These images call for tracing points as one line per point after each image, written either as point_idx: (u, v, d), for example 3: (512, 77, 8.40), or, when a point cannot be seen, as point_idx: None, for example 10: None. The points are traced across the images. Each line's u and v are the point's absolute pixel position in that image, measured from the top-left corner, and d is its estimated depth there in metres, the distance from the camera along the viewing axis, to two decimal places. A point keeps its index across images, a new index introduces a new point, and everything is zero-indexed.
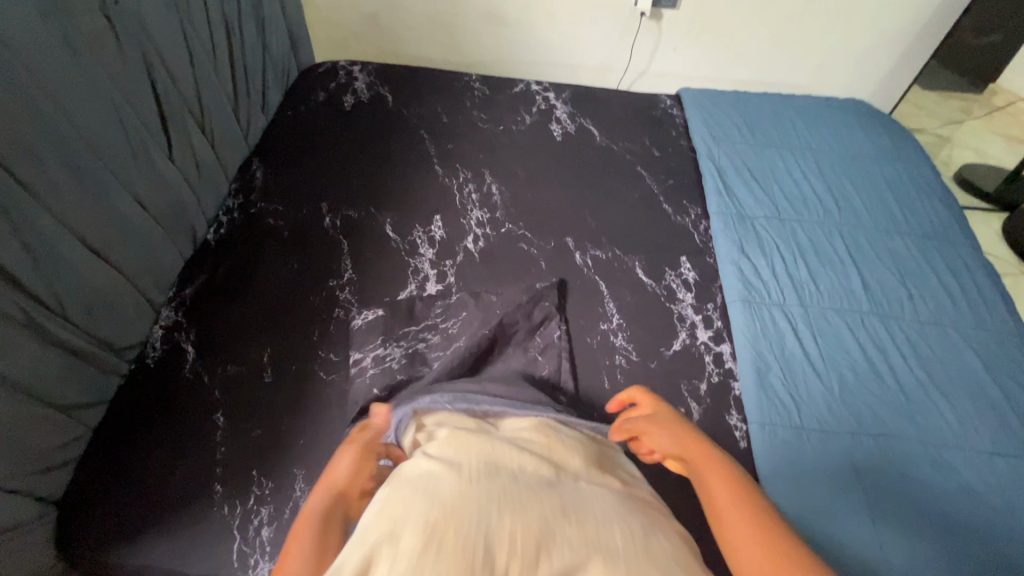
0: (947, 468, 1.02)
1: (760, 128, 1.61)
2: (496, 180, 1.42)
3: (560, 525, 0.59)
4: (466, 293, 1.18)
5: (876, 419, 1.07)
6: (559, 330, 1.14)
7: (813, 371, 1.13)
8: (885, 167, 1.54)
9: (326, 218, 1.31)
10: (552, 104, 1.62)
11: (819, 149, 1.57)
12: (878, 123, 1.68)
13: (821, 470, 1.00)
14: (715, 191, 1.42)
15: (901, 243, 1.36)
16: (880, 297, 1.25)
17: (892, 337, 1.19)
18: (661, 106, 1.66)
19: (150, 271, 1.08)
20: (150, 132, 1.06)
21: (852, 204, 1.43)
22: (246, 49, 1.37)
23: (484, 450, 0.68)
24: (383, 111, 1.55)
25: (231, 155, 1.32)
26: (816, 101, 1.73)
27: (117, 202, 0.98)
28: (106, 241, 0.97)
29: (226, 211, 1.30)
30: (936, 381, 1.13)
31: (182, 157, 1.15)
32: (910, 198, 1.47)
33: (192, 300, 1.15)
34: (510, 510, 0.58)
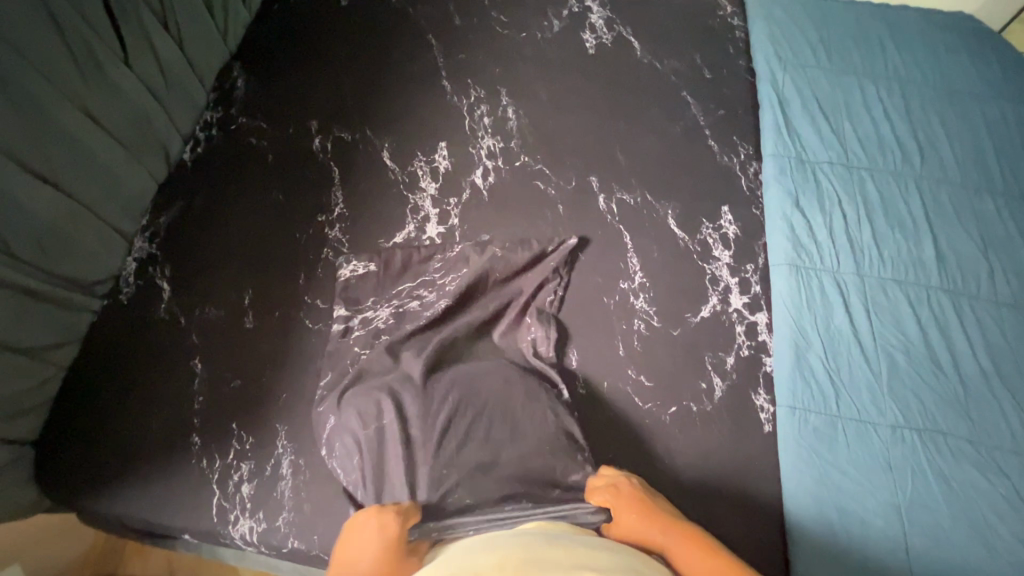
0: (999, 472, 0.90)
1: (838, 47, 1.33)
2: (512, 101, 1.21)
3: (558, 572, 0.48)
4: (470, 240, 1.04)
5: (924, 411, 0.94)
6: (553, 295, 0.99)
7: (861, 353, 0.99)
8: (987, 104, 1.27)
9: (316, 140, 1.14)
10: (587, 6, 1.35)
11: (908, 79, 1.29)
12: (987, 47, 1.37)
13: (851, 465, 0.90)
14: (773, 128, 1.19)
15: (990, 204, 1.14)
16: (954, 268, 1.07)
17: (959, 317, 1.02)
18: (720, 14, 1.37)
19: (115, 198, 0.96)
20: (95, 31, 0.89)
21: (938, 151, 1.19)
22: None
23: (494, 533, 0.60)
24: (385, 8, 1.31)
25: (205, 58, 1.14)
26: (914, 14, 1.40)
27: (61, 120, 0.84)
28: (50, 163, 0.83)
29: (203, 125, 1.14)
30: (1002, 372, 0.98)
31: (142, 62, 0.98)
32: (1011, 145, 1.22)
33: (167, 230, 1.04)
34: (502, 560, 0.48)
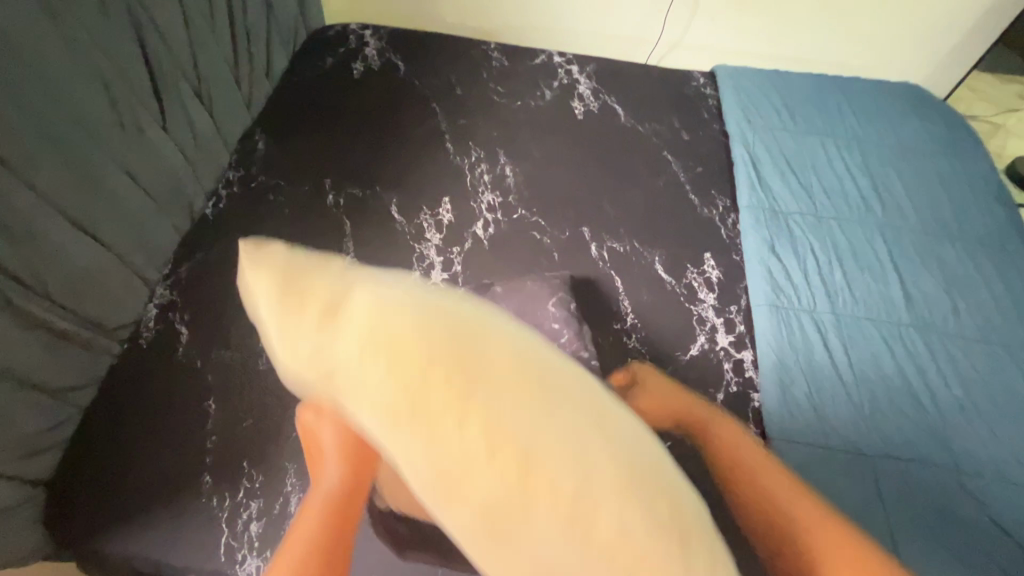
0: (982, 501, 0.94)
1: (801, 113, 1.48)
2: (510, 160, 1.33)
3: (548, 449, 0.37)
4: (472, 285, 1.11)
5: (906, 443, 0.99)
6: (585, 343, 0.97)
7: (844, 387, 1.04)
8: (938, 161, 1.41)
9: (329, 195, 1.24)
10: (576, 79, 1.50)
11: (865, 140, 1.44)
12: (934, 112, 1.53)
13: (842, 497, 0.93)
14: (747, 182, 1.31)
15: (950, 249, 1.25)
16: (922, 308, 1.15)
17: (932, 353, 1.09)
18: (694, 85, 1.54)
19: (144, 248, 1.03)
20: (143, 103, 0.97)
21: (897, 203, 1.31)
22: (250, 10, 1.26)
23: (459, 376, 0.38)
24: (394, 80, 1.46)
25: (231, 124, 1.25)
26: (867, 84, 1.57)
27: (106, 180, 0.92)
28: (93, 218, 0.90)
29: (225, 183, 1.24)
30: (976, 405, 1.05)
31: (178, 128, 1.08)
32: (964, 197, 1.34)
33: (188, 278, 1.11)
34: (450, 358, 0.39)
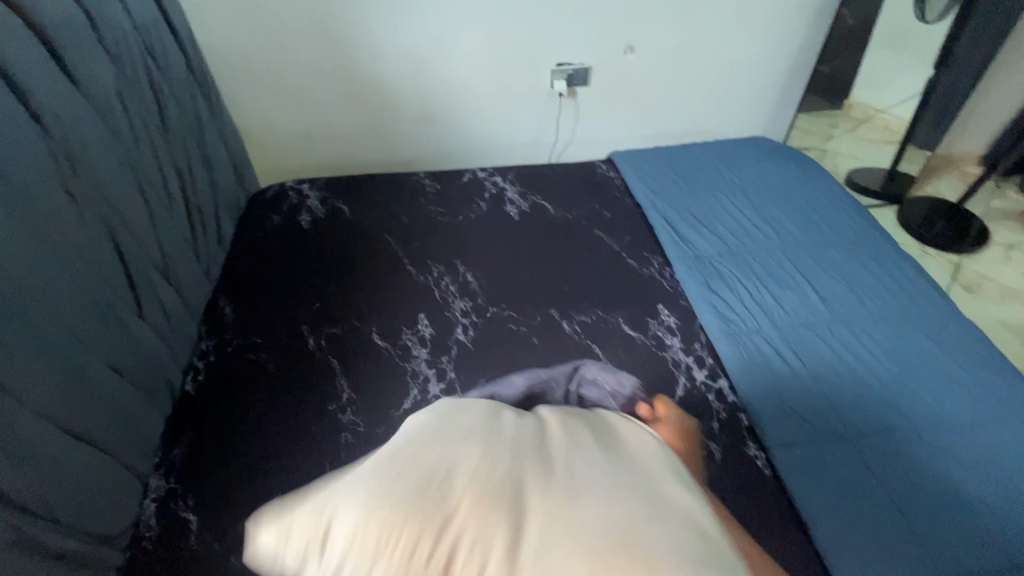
0: (941, 449, 1.15)
1: (689, 176, 1.79)
2: (469, 268, 1.47)
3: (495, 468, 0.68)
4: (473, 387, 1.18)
5: (867, 421, 1.19)
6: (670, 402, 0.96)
7: (806, 388, 1.24)
8: (800, 188, 1.76)
9: (310, 340, 1.28)
10: (502, 187, 1.72)
11: (744, 185, 1.76)
12: (782, 153, 1.92)
13: (840, 482, 1.09)
14: (670, 239, 1.54)
15: (836, 254, 1.54)
16: (836, 307, 1.41)
17: (857, 340, 1.33)
18: (599, 171, 1.82)
19: (134, 441, 1.01)
20: (122, 298, 1.00)
21: (785, 228, 1.61)
22: (199, 191, 1.35)
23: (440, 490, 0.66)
24: (342, 222, 1.57)
25: (196, 297, 1.28)
26: (727, 144, 1.95)
27: (97, 381, 0.92)
28: (87, 424, 0.89)
29: (200, 354, 1.25)
30: (904, 372, 1.28)
31: (152, 314, 1.10)
32: (830, 211, 1.68)
33: (182, 461, 1.07)
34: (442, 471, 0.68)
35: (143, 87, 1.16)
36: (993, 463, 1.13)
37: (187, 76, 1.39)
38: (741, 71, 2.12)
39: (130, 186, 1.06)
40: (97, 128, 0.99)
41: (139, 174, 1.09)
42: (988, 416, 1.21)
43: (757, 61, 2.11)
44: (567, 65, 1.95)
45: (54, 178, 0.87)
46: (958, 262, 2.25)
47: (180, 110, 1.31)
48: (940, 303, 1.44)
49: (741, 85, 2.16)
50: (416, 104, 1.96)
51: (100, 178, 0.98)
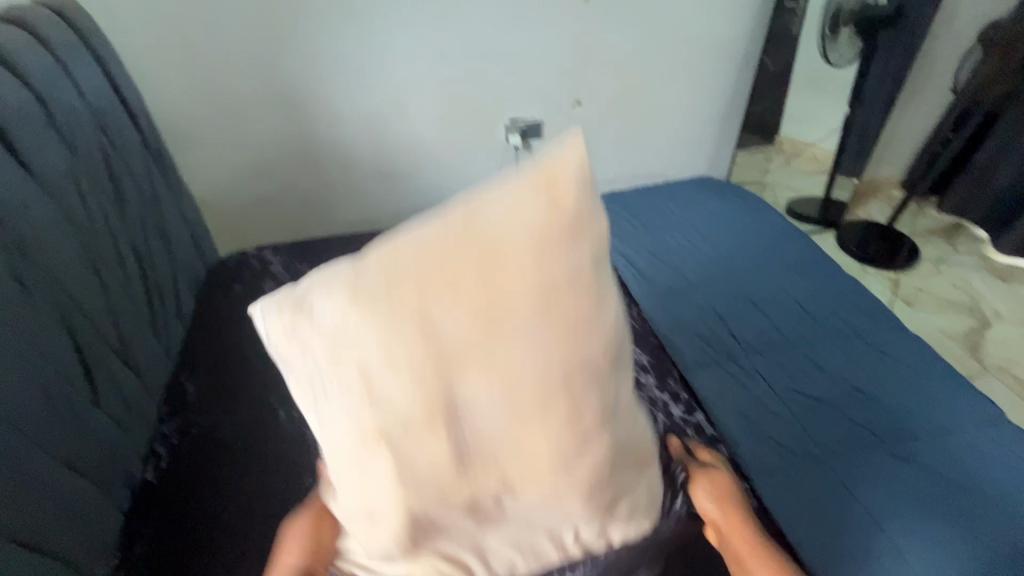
0: (911, 461, 1.19)
1: (645, 216, 1.88)
2: None
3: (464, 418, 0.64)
4: None
5: (839, 440, 1.23)
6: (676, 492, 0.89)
7: (778, 412, 1.28)
8: (748, 221, 1.87)
9: (280, 411, 1.23)
10: None
11: (697, 222, 1.86)
12: (728, 189, 2.04)
13: (824, 504, 1.11)
14: (634, 279, 1.60)
15: (789, 281, 1.63)
16: (795, 330, 1.48)
17: (817, 361, 1.40)
18: None
19: (90, 543, 0.93)
20: (76, 387, 0.95)
21: (739, 260, 1.70)
22: (156, 266, 1.31)
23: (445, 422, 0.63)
24: None
25: (154, 376, 1.23)
26: (677, 185, 2.07)
27: (51, 480, 0.85)
28: (38, 528, 0.81)
29: (161, 438, 1.18)
30: (866, 388, 1.34)
31: (110, 400, 1.04)
32: (778, 241, 1.79)
33: (144, 559, 0.99)
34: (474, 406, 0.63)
35: (98, 166, 1.15)
36: (960, 469, 1.18)
37: (143, 152, 1.38)
38: (681, 118, 2.28)
39: (85, 268, 1.03)
40: (50, 213, 0.97)
41: (93, 254, 1.06)
42: (947, 424, 1.28)
43: (694, 108, 2.27)
44: (520, 120, 2.04)
45: (6, 267, 0.84)
46: (896, 278, 2.42)
47: (136, 186, 1.29)
48: (886, 319, 1.53)
49: (682, 130, 2.32)
50: (376, 164, 2.00)
51: (53, 264, 0.94)
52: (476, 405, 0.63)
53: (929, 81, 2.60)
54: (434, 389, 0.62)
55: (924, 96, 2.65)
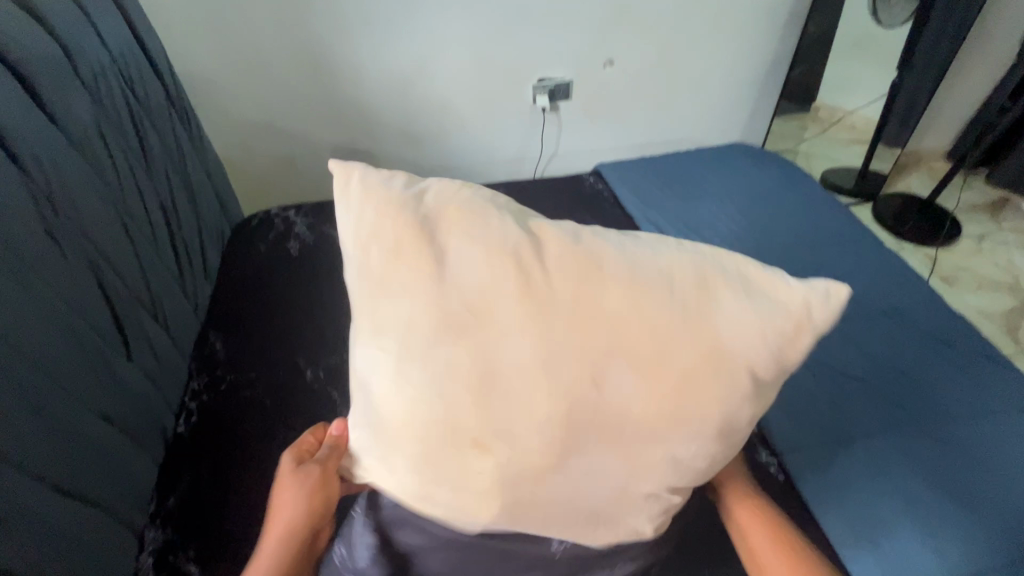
0: (948, 443, 1.15)
1: (677, 183, 1.82)
2: None
3: (586, 387, 0.63)
4: None
5: (874, 421, 1.19)
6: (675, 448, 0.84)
7: (809, 387, 1.25)
8: (786, 191, 1.79)
9: (307, 371, 1.23)
10: None
11: (731, 191, 1.78)
12: (764, 157, 1.95)
13: (854, 484, 1.09)
14: None
15: (828, 255, 1.56)
16: (831, 305, 1.43)
17: (854, 338, 1.35)
18: (587, 184, 1.84)
19: (127, 493, 0.96)
20: (109, 341, 0.95)
21: (775, 231, 1.63)
22: (183, 223, 1.30)
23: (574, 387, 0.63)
24: (333, 248, 1.54)
25: (184, 333, 1.24)
26: (712, 151, 1.98)
27: (87, 431, 0.87)
28: (76, 477, 0.83)
29: (192, 394, 1.20)
30: (904, 368, 1.29)
31: (141, 355, 1.05)
32: (816, 212, 1.71)
33: (180, 509, 1.02)
34: (581, 383, 0.63)
35: (123, 119, 1.12)
36: (1001, 455, 1.14)
37: (168, 106, 1.35)
38: (718, 80, 2.17)
39: (113, 222, 1.02)
40: (77, 164, 0.95)
41: (120, 208, 1.05)
42: (989, 408, 1.22)
43: (733, 69, 2.15)
44: (548, 80, 1.96)
45: (34, 217, 0.83)
46: (935, 255, 2.32)
47: (161, 141, 1.27)
48: (929, 297, 1.47)
49: (718, 93, 2.20)
50: (399, 123, 1.94)
51: (82, 217, 0.93)
52: (610, 389, 0.63)
53: (991, 42, 2.41)
54: (608, 370, 0.63)
55: (982, 59, 2.46)
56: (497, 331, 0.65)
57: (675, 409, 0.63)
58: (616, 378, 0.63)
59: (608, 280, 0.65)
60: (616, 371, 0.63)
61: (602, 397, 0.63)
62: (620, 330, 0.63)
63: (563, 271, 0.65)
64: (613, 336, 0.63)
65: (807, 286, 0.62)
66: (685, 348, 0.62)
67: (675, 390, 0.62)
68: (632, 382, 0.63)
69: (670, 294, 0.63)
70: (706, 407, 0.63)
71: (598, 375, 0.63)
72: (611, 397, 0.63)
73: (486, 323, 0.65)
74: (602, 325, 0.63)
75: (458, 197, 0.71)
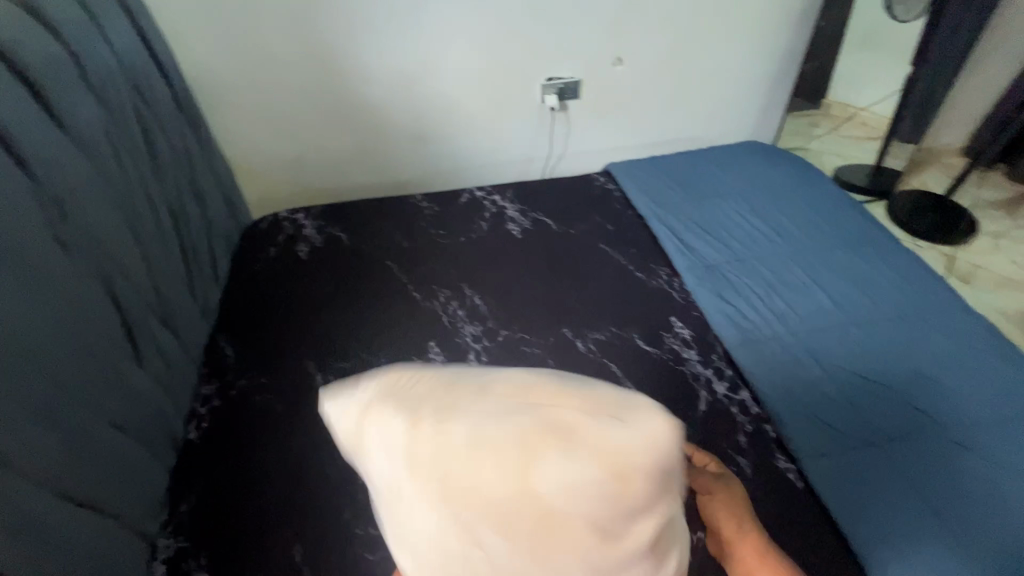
0: (972, 449, 1.12)
1: (688, 183, 1.79)
2: (477, 291, 1.43)
3: (471, 548, 0.51)
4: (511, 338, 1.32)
5: (894, 425, 1.17)
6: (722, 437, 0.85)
7: (827, 392, 1.22)
8: (801, 190, 1.75)
9: (317, 376, 1.22)
10: (502, 206, 1.70)
11: (744, 190, 1.76)
12: (777, 155, 1.92)
13: (876, 490, 1.07)
14: (676, 249, 1.53)
15: (845, 255, 1.53)
16: (849, 306, 1.40)
17: (873, 340, 1.32)
18: (598, 184, 1.82)
19: (138, 499, 0.95)
20: (119, 347, 0.95)
21: (790, 231, 1.60)
22: (192, 227, 1.30)
23: (459, 549, 0.52)
24: (342, 250, 1.53)
25: (194, 338, 1.23)
26: (723, 150, 1.95)
27: (97, 439, 0.86)
28: (87, 485, 0.83)
29: (203, 399, 1.19)
30: (926, 371, 1.26)
31: (151, 360, 1.05)
32: (831, 211, 1.68)
33: (192, 516, 1.01)
34: (466, 542, 0.51)
35: (132, 125, 1.12)
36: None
37: (176, 111, 1.35)
38: (729, 76, 2.13)
39: (123, 229, 1.01)
40: (86, 171, 0.94)
41: (129, 213, 1.04)
42: (1013, 412, 1.19)
43: (744, 65, 2.11)
44: (557, 79, 1.94)
45: (43, 226, 0.82)
46: (951, 253, 2.28)
47: (170, 146, 1.26)
48: (949, 297, 1.43)
49: (729, 91, 2.17)
50: (407, 124, 1.93)
51: (90, 222, 0.93)
52: (494, 550, 0.50)
53: (1008, 36, 2.36)
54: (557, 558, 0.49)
55: (999, 52, 2.41)
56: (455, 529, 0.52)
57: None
58: (491, 545, 0.50)
59: (458, 420, 0.55)
60: (493, 532, 0.50)
61: (482, 567, 0.50)
62: (480, 482, 0.51)
63: (409, 415, 0.57)
64: (461, 492, 0.51)
65: (627, 432, 0.52)
66: (513, 510, 0.50)
67: (549, 560, 0.49)
68: (578, 566, 0.49)
69: (504, 445, 0.52)
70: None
71: (476, 536, 0.51)
72: (502, 561, 0.50)
73: (382, 477, 0.56)
74: (458, 474, 0.52)
75: (409, 382, 0.61)
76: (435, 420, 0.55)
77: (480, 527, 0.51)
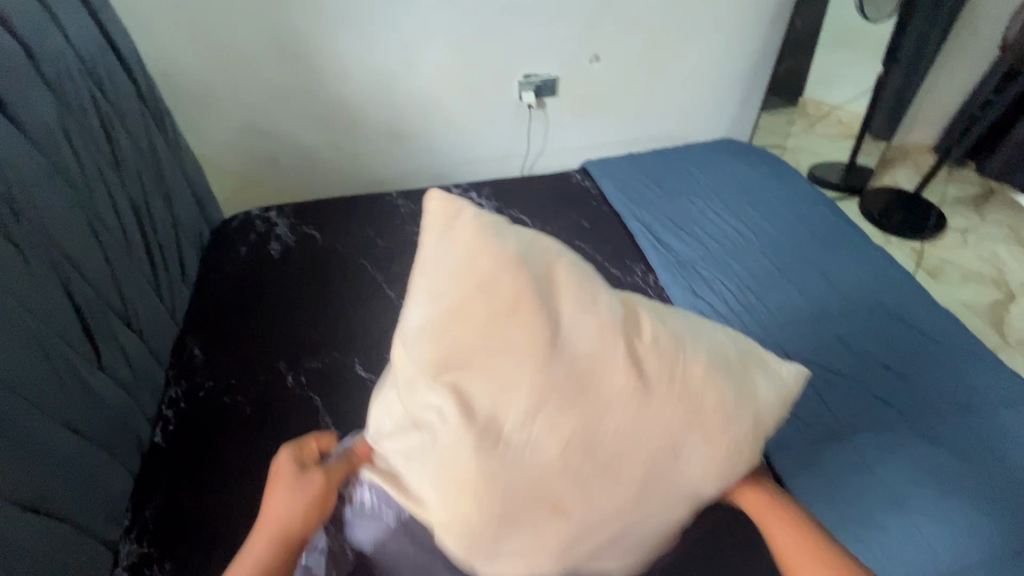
0: (934, 439, 1.15)
1: (663, 180, 1.80)
2: None
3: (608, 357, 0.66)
4: None
5: (862, 416, 1.19)
6: None
7: (797, 385, 1.24)
8: (774, 188, 1.78)
9: (288, 377, 1.21)
10: (479, 203, 1.70)
11: (719, 187, 1.78)
12: (751, 153, 1.94)
13: (842, 480, 1.09)
14: (651, 246, 1.54)
15: (815, 251, 1.56)
16: (819, 301, 1.42)
17: (844, 336, 1.35)
18: (574, 182, 1.82)
19: (99, 506, 0.93)
20: (78, 350, 0.92)
21: (763, 228, 1.62)
22: (158, 226, 1.27)
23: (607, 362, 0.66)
24: (316, 249, 1.51)
25: (160, 340, 1.21)
26: (699, 148, 1.96)
27: (54, 445, 0.84)
28: (44, 492, 0.81)
29: (169, 402, 1.17)
30: (892, 364, 1.29)
31: (114, 362, 1.02)
32: (803, 209, 1.70)
33: (156, 521, 0.99)
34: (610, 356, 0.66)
35: (91, 120, 1.08)
36: (987, 448, 1.14)
37: (140, 106, 1.31)
38: (705, 75, 2.15)
39: (82, 227, 0.98)
40: (41, 167, 0.91)
41: (89, 211, 1.01)
42: (975, 403, 1.22)
43: (719, 64, 2.13)
44: (534, 76, 1.93)
45: None
46: (920, 249, 2.34)
47: (134, 142, 1.23)
48: (914, 292, 1.47)
49: (705, 89, 2.19)
50: (383, 121, 1.91)
51: (46, 222, 0.90)
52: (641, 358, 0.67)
53: (974, 36, 2.42)
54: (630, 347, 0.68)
55: (966, 52, 2.47)
56: (559, 328, 0.66)
57: (689, 394, 0.68)
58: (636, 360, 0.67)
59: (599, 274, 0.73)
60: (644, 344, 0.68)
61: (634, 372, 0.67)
62: (635, 311, 0.70)
63: (534, 265, 0.68)
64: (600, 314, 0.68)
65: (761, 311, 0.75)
66: (658, 331, 0.70)
67: (675, 383, 0.67)
68: (655, 359, 0.68)
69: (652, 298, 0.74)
70: (709, 399, 0.68)
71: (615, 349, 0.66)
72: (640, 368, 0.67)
73: (519, 311, 0.65)
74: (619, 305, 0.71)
75: (477, 229, 0.69)
76: (570, 273, 0.70)
77: (626, 342, 0.67)
